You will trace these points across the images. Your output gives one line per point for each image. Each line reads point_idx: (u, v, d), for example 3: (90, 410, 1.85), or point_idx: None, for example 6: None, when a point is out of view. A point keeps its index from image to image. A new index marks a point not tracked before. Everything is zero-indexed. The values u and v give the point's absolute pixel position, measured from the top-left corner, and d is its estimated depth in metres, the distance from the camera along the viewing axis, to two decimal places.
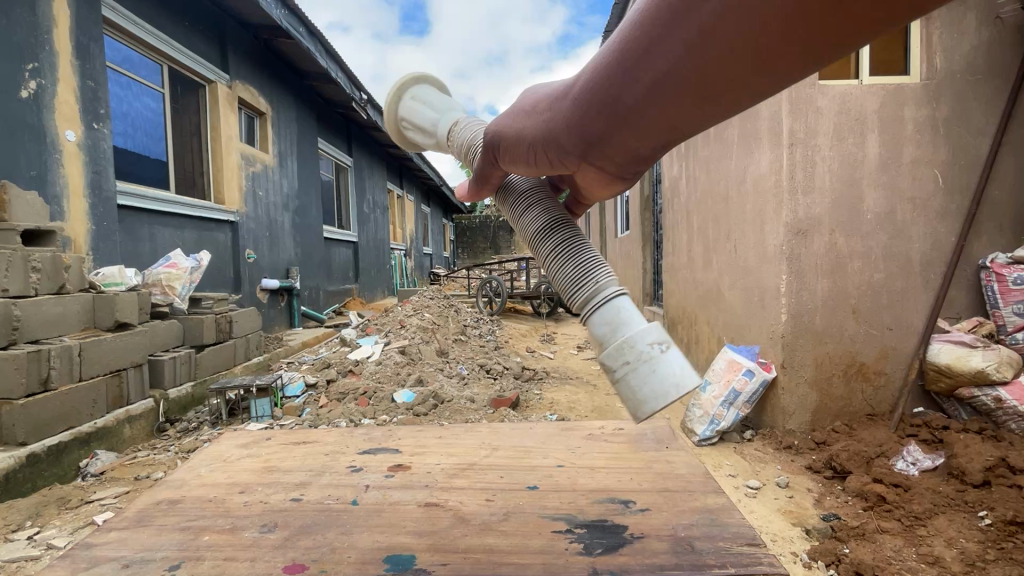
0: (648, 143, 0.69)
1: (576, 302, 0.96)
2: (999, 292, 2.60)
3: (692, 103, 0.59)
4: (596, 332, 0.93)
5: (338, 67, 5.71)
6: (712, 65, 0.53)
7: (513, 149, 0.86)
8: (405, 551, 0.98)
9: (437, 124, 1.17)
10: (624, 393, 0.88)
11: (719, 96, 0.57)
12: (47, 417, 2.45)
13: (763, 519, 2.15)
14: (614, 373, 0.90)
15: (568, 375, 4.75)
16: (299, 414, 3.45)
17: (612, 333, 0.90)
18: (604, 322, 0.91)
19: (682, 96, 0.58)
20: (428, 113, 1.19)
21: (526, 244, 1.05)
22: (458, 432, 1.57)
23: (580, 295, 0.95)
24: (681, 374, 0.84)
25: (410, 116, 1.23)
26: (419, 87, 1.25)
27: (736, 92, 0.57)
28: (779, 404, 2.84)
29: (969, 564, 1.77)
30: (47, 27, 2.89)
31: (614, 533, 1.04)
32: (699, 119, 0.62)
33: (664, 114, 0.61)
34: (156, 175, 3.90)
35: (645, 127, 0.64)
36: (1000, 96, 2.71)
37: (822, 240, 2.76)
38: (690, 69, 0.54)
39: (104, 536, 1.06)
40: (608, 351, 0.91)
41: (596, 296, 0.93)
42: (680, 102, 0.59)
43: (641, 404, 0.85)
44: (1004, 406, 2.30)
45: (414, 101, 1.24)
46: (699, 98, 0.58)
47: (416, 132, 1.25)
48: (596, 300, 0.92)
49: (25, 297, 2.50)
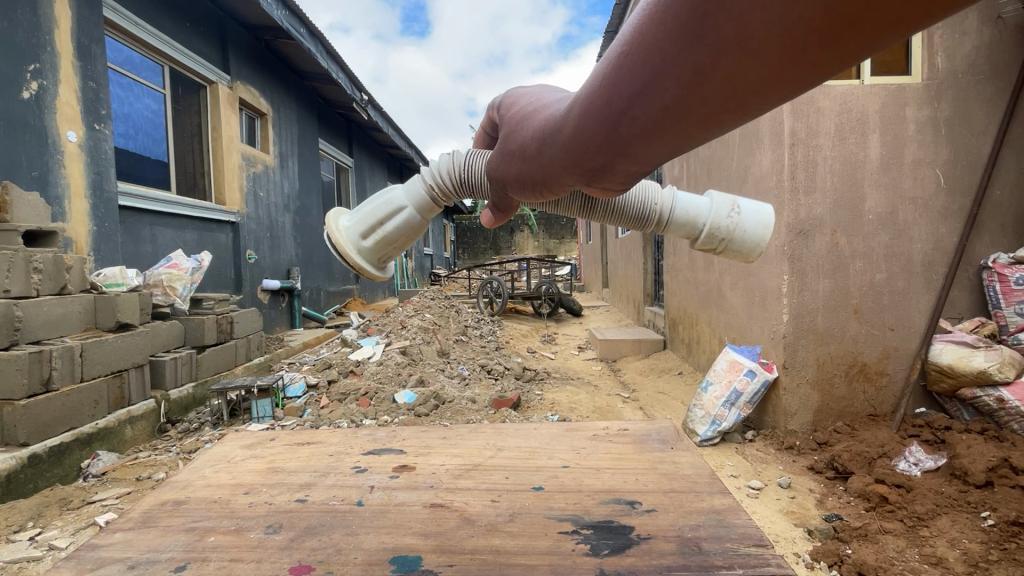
0: (652, 163, 0.66)
1: (655, 224, 1.08)
2: (1002, 292, 2.59)
3: (695, 134, 0.55)
4: (685, 232, 1.09)
5: (338, 67, 5.67)
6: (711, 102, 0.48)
7: (517, 180, 0.85)
8: (411, 551, 0.98)
9: (411, 203, 1.07)
10: (734, 255, 1.10)
11: (722, 124, 0.53)
12: (49, 417, 2.45)
13: (766, 520, 2.15)
14: (718, 248, 1.09)
15: (569, 376, 4.75)
16: (300, 414, 3.46)
17: (697, 221, 1.07)
18: (684, 219, 1.07)
19: (682, 129, 0.54)
20: (396, 217, 1.07)
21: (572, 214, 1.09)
22: (462, 432, 1.57)
23: (654, 218, 1.07)
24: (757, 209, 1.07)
25: (387, 242, 1.08)
26: (349, 228, 1.08)
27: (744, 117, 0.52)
28: (781, 404, 2.84)
29: (972, 565, 1.76)
30: (48, 28, 2.89)
31: (621, 533, 1.03)
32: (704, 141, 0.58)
33: (667, 144, 0.58)
34: (157, 176, 3.90)
35: (647, 155, 0.62)
36: (1001, 96, 2.70)
37: (825, 240, 2.76)
38: (688, 106, 0.49)
39: (109, 537, 1.06)
40: (700, 236, 1.08)
41: (668, 208, 1.06)
42: (682, 135, 0.55)
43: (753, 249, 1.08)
44: (1006, 406, 2.29)
45: (370, 236, 1.08)
46: (701, 127, 0.53)
47: (399, 242, 1.10)
48: (673, 208, 1.06)
49: (27, 298, 2.50)
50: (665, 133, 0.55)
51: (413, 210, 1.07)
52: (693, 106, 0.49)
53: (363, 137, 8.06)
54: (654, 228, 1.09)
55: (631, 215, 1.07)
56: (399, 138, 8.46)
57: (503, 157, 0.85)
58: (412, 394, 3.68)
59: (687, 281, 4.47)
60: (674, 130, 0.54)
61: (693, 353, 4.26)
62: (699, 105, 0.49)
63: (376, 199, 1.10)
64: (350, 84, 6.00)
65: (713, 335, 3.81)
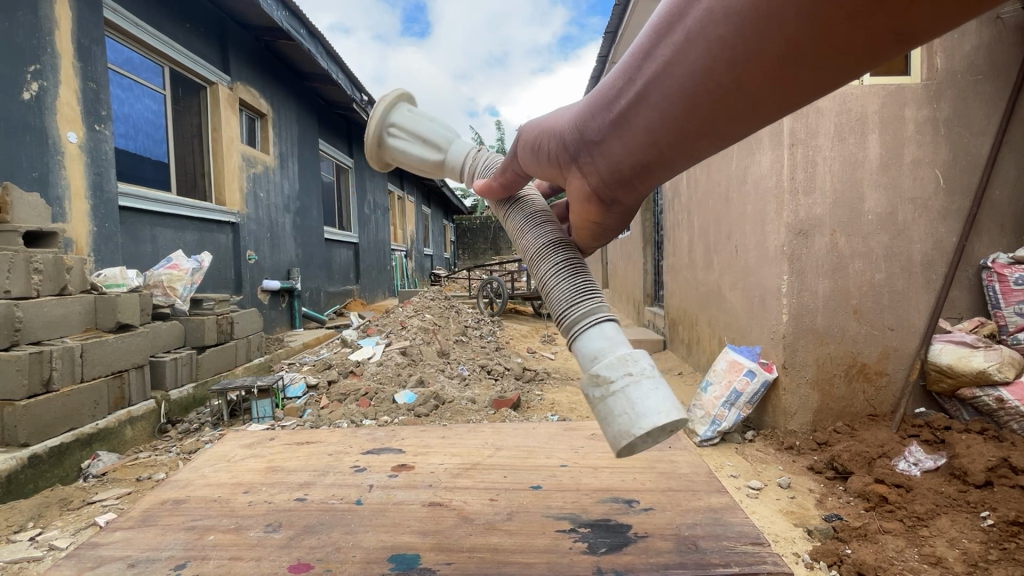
0: (658, 153, 0.81)
1: (573, 319, 1.06)
2: (1000, 292, 2.60)
3: (709, 107, 0.70)
4: (590, 352, 1.01)
5: (338, 68, 5.66)
6: (725, 68, 0.65)
7: (539, 147, 1.01)
8: (410, 550, 0.98)
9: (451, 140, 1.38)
10: (610, 418, 0.94)
11: (726, 104, 0.69)
12: (49, 418, 2.45)
13: (766, 520, 2.16)
14: (602, 397, 0.96)
15: (568, 376, 4.76)
16: (300, 415, 3.47)
17: (607, 350, 1.00)
18: (601, 337, 1.02)
19: (694, 94, 0.69)
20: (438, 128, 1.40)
21: (527, 260, 1.19)
22: (461, 432, 1.58)
23: (571, 307, 1.06)
24: (656, 408, 0.90)
25: (415, 123, 1.40)
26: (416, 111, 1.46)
27: (743, 101, 0.68)
28: (780, 404, 2.85)
29: (971, 564, 1.77)
30: (49, 29, 2.90)
31: (618, 532, 1.04)
32: (709, 127, 0.73)
33: (682, 115, 0.73)
34: (158, 176, 3.91)
35: (661, 127, 0.76)
36: (1000, 95, 2.71)
37: (824, 240, 2.76)
38: (708, 67, 0.66)
39: (109, 536, 1.06)
40: (598, 364, 0.99)
41: (598, 316, 1.04)
42: (700, 103, 0.70)
43: (627, 427, 0.91)
44: (1005, 406, 2.29)
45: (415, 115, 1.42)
46: (716, 103, 0.69)
47: (413, 133, 1.39)
48: (599, 322, 1.04)
49: (27, 298, 2.50)
50: (680, 96, 0.71)
51: (447, 136, 1.38)
52: (711, 69, 0.66)
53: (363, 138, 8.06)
54: (570, 323, 1.06)
55: (563, 286, 1.09)
56: None
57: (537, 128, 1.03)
58: (412, 394, 3.69)
59: (686, 281, 4.48)
60: (688, 95, 0.70)
61: (693, 353, 4.27)
62: (715, 69, 0.66)
63: (440, 132, 1.40)
64: (350, 84, 5.99)
65: (712, 335, 3.82)
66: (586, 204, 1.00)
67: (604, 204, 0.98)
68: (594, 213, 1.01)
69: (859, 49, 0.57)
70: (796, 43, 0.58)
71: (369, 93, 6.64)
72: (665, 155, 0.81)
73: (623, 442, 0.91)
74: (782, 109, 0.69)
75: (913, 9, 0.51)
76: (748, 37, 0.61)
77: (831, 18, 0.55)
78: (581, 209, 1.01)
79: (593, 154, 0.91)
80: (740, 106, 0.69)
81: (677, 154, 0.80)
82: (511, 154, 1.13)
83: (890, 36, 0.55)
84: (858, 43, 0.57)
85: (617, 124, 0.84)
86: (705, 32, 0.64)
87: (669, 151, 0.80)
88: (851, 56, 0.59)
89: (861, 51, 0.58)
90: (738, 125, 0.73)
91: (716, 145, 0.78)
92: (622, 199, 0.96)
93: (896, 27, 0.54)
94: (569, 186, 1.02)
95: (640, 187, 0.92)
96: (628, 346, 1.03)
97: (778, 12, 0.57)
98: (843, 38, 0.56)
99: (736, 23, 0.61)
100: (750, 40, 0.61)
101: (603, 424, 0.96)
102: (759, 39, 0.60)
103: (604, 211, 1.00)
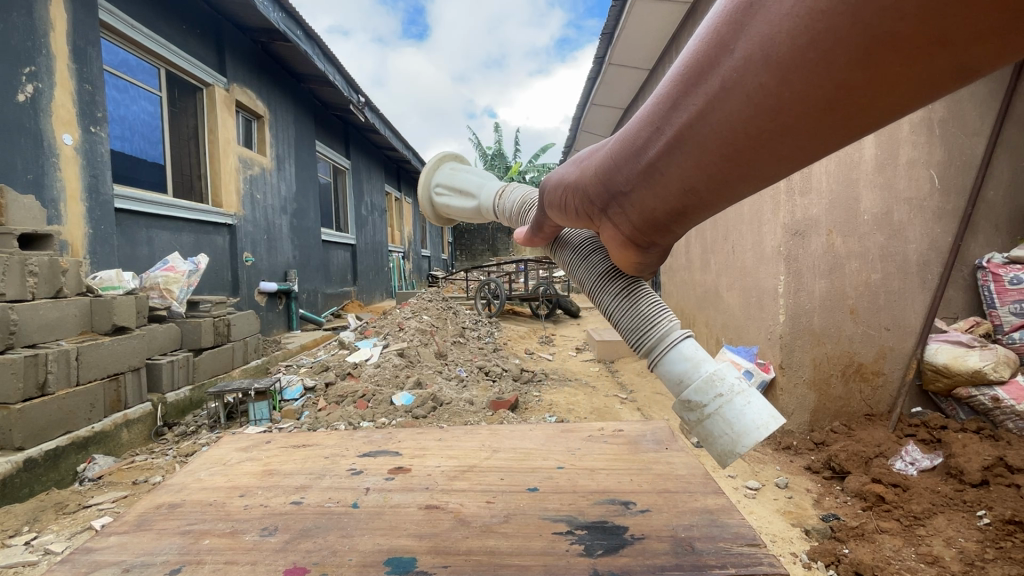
0: (701, 199, 0.73)
1: (651, 341, 1.01)
2: (996, 292, 2.60)
3: (748, 158, 0.63)
4: (680, 376, 0.98)
5: (335, 68, 5.64)
6: (763, 118, 0.58)
7: (570, 199, 0.97)
8: (405, 553, 0.98)
9: (475, 192, 1.43)
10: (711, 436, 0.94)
11: (768, 152, 0.62)
12: (44, 421, 2.44)
13: (764, 520, 2.17)
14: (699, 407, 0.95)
15: (566, 377, 4.76)
16: (297, 417, 3.45)
17: (687, 380, 0.97)
18: (683, 359, 0.98)
19: (729, 143, 0.62)
20: (458, 202, 1.46)
21: (583, 291, 1.15)
22: (458, 433, 1.58)
23: (649, 358, 1.03)
24: (740, 433, 0.90)
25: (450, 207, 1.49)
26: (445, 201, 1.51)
27: (788, 148, 0.60)
28: (778, 405, 2.85)
29: (968, 563, 1.77)
30: (43, 31, 2.88)
31: (615, 533, 1.04)
32: (749, 173, 0.66)
33: (723, 167, 0.66)
34: (153, 178, 3.89)
35: (700, 179, 0.69)
36: (995, 95, 2.72)
37: (821, 241, 2.77)
38: (744, 118, 0.59)
39: (104, 540, 1.05)
40: (688, 389, 0.96)
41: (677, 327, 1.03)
42: (738, 154, 0.63)
43: (729, 446, 0.92)
44: (1001, 405, 2.29)
45: (446, 199, 1.50)
46: (760, 151, 0.62)
47: (456, 200, 1.48)
48: (666, 353, 1.00)
49: (22, 301, 2.48)
50: (711, 145, 0.64)
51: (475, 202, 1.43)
52: (750, 117, 0.58)
53: (361, 140, 8.08)
54: (646, 352, 1.03)
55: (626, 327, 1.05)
56: (398, 139, 8.45)
57: (560, 185, 0.99)
58: (410, 395, 3.70)
59: (683, 282, 4.49)
60: (721, 143, 0.63)
61: None
62: (751, 117, 0.58)
63: (473, 182, 1.47)
64: (347, 86, 5.99)
65: (710, 335, 3.82)
66: (623, 249, 0.93)
67: (642, 245, 0.91)
68: (632, 255, 0.94)
69: (911, 92, 0.50)
70: (846, 86, 0.51)
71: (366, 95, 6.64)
72: (703, 201, 0.74)
73: (724, 458, 0.93)
74: (828, 150, 0.60)
75: (980, 45, 0.44)
76: (790, 87, 0.54)
77: (884, 60, 0.48)
78: (618, 254, 0.96)
79: (625, 199, 0.84)
80: (784, 152, 0.61)
81: (716, 200, 0.73)
82: (540, 204, 1.10)
83: (950, 75, 0.48)
84: (918, 85, 0.49)
85: (646, 171, 0.77)
86: (743, 79, 0.57)
87: (707, 198, 0.73)
88: (912, 97, 0.51)
89: (920, 94, 0.50)
90: (781, 168, 0.65)
91: (754, 186, 0.70)
92: (659, 240, 0.88)
93: (963, 61, 0.46)
94: (604, 230, 0.95)
95: (678, 229, 0.84)
96: (697, 368, 0.97)
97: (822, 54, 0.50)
98: (894, 83, 0.49)
99: (775, 67, 0.54)
100: (796, 85, 0.54)
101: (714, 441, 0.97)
102: (802, 85, 0.53)
103: (641, 253, 0.92)
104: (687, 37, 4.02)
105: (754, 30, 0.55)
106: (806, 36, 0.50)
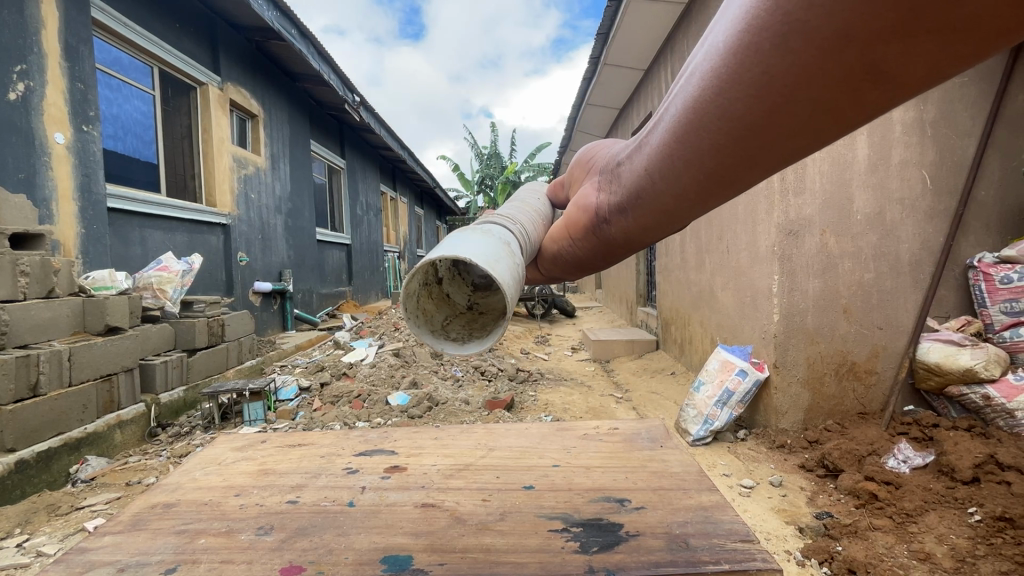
0: (655, 186, 0.76)
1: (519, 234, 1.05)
2: (987, 291, 2.62)
3: (690, 142, 0.65)
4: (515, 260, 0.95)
5: (330, 68, 5.63)
6: (705, 99, 0.59)
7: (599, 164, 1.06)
8: (402, 551, 0.98)
9: None
10: (467, 246, 0.80)
11: (703, 143, 0.63)
12: (36, 422, 2.43)
13: (758, 519, 2.17)
14: (490, 242, 0.85)
15: (561, 376, 4.78)
16: (292, 418, 3.43)
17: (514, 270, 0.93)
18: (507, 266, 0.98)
19: (680, 123, 0.64)
20: None
21: (514, 203, 1.27)
22: (454, 432, 1.58)
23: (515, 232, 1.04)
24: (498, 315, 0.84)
25: None
26: None
27: (719, 140, 0.61)
28: (772, 403, 2.87)
29: (959, 560, 1.78)
30: (34, 29, 2.86)
31: (610, 531, 1.05)
32: (688, 163, 0.67)
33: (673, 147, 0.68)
34: (146, 177, 3.87)
35: (658, 156, 0.72)
36: (985, 97, 2.75)
37: (814, 241, 2.79)
38: (691, 97, 0.61)
39: (98, 540, 1.05)
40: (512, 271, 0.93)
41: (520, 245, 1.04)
42: (685, 137, 0.65)
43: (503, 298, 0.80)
44: (992, 403, 2.32)
45: None
46: (698, 140, 0.63)
47: None
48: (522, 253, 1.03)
49: (13, 301, 2.47)
50: (669, 125, 0.67)
51: None
52: (694, 100, 0.61)
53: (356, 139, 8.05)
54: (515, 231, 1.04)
55: (504, 215, 1.09)
56: (392, 139, 8.43)
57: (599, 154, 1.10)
58: (406, 395, 3.70)
59: (678, 282, 4.51)
60: (674, 124, 0.66)
61: (685, 353, 4.29)
62: (695, 101, 0.61)
63: None
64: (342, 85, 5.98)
65: (704, 335, 3.85)
66: (586, 215, 1.01)
67: (600, 224, 0.98)
68: (586, 227, 1.02)
69: (833, 91, 0.49)
70: (764, 81, 0.52)
71: (361, 94, 6.61)
72: (656, 189, 0.76)
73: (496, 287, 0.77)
74: (768, 158, 0.59)
75: (885, 47, 0.43)
76: (725, 69, 0.55)
77: (802, 54, 0.48)
78: (583, 224, 1.03)
79: (616, 172, 0.91)
80: (715, 145, 0.61)
81: (665, 191, 0.75)
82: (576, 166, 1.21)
83: (864, 78, 0.46)
84: (834, 84, 0.48)
85: (637, 147, 0.82)
86: (703, 59, 0.60)
87: (660, 184, 0.75)
88: (830, 102, 0.50)
89: (839, 94, 0.49)
90: (723, 172, 0.64)
91: (700, 189, 0.70)
92: (614, 225, 0.94)
93: (871, 64, 0.45)
94: (583, 195, 1.05)
95: (634, 219, 0.88)
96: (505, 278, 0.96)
97: (755, 40, 0.51)
98: (818, 82, 0.49)
99: (721, 50, 0.56)
100: (729, 70, 0.55)
101: (417, 288, 0.90)
102: (734, 71, 0.55)
103: (594, 230, 1.00)
104: (682, 39, 4.04)
105: (726, 18, 0.58)
106: (748, 20, 0.52)
